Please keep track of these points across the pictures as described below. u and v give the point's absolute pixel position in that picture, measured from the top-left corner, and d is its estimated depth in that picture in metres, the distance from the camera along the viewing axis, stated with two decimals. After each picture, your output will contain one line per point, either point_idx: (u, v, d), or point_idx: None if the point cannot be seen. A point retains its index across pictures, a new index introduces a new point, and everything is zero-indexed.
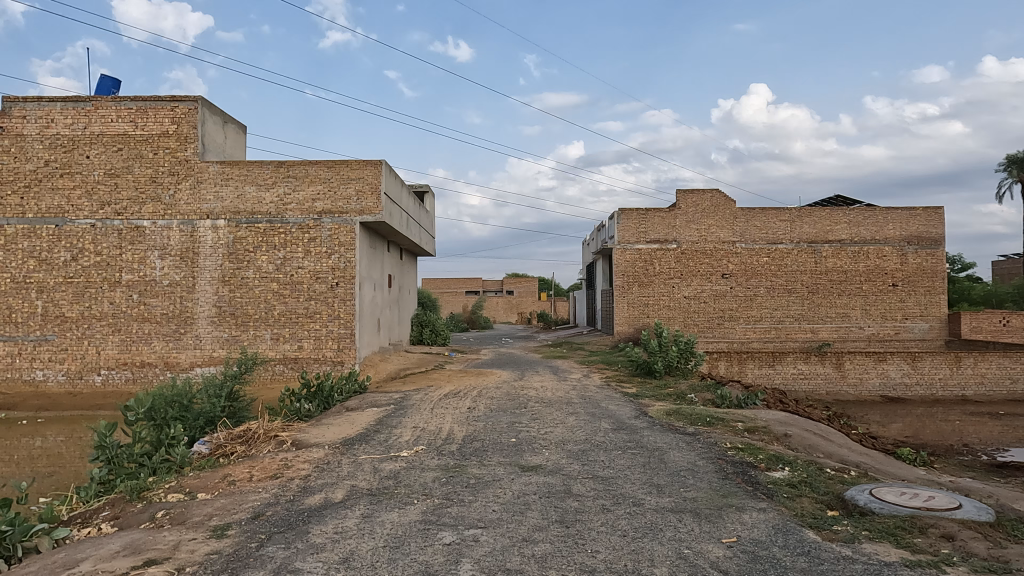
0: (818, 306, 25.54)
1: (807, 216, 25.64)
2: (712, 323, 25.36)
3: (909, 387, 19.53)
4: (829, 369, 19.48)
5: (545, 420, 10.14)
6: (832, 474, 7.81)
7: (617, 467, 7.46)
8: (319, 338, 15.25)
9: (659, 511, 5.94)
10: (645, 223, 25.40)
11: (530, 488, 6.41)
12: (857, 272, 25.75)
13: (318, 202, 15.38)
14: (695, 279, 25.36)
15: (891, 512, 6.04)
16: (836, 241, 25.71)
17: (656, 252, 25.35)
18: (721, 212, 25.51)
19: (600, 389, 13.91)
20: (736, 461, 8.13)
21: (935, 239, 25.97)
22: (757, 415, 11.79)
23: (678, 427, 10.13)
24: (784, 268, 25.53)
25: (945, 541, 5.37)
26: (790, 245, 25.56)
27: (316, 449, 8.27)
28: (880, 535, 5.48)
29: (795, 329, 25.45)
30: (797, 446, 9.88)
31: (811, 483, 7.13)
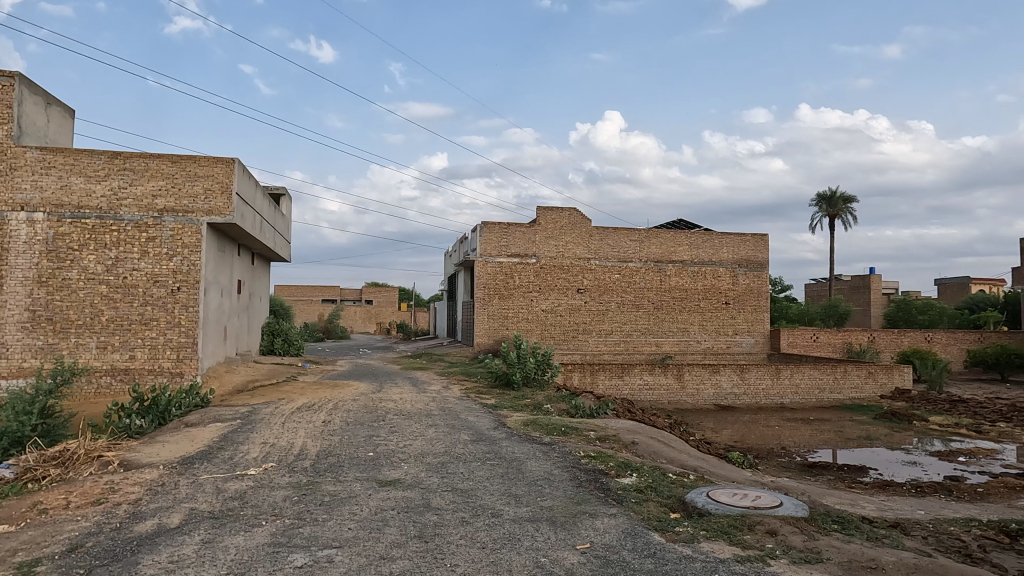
0: (662, 321, 27.47)
1: (654, 237, 27.53)
2: (567, 336, 26.35)
3: (738, 396, 21.52)
4: (671, 380, 20.96)
5: (404, 433, 9.95)
6: (674, 479, 8.39)
7: (475, 478, 7.49)
8: (154, 348, 13.93)
9: (517, 521, 6.03)
10: (506, 236, 25.83)
11: (388, 504, 6.25)
12: (696, 290, 28.03)
13: (159, 199, 14.10)
14: (552, 293, 26.25)
15: (725, 511, 6.59)
16: (679, 261, 27.84)
17: (516, 266, 25.90)
18: (577, 230, 26.67)
19: (460, 401, 13.93)
20: (589, 468, 8.48)
21: (761, 263, 28.96)
22: (607, 424, 12.42)
23: (535, 438, 10.39)
24: (633, 285, 27.19)
25: (769, 536, 5.95)
26: (639, 263, 27.28)
27: (149, 470, 7.51)
28: (715, 534, 5.96)
29: (642, 342, 27.15)
30: (643, 452, 10.52)
31: (656, 488, 7.61)
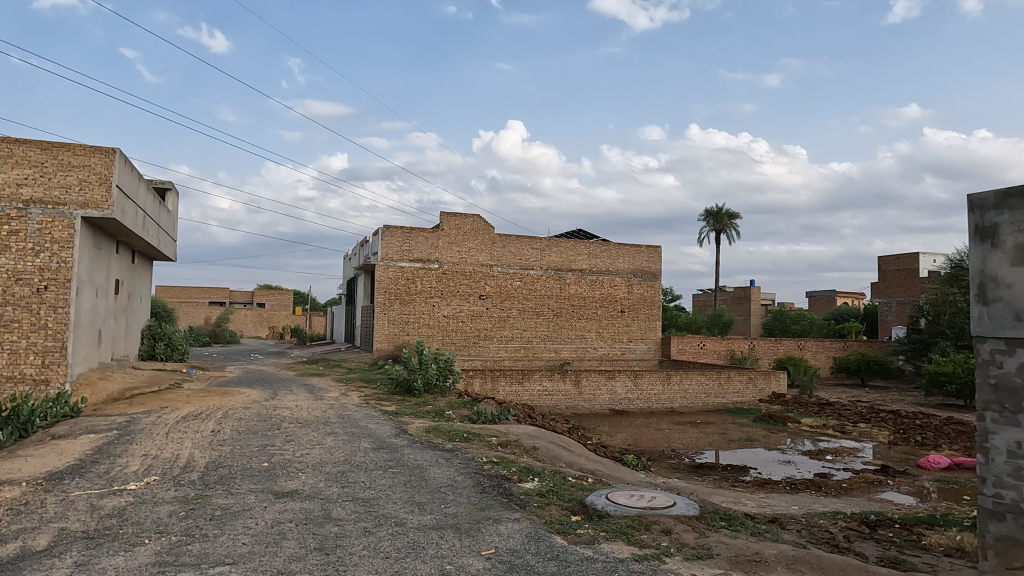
0: (561, 328, 28.11)
1: (554, 246, 28.14)
2: (468, 342, 26.38)
3: (632, 401, 22.37)
4: (569, 386, 21.48)
5: (301, 442, 9.58)
6: (574, 482, 8.60)
7: (378, 487, 7.32)
8: (15, 352, 12.62)
9: (421, 529, 5.96)
10: (408, 241, 25.45)
11: (286, 516, 5.99)
12: (594, 298, 28.91)
13: (24, 188, 12.81)
14: (454, 299, 26.19)
15: (623, 512, 6.83)
16: (578, 270, 28.62)
17: (419, 271, 25.59)
18: (480, 237, 26.79)
19: (359, 408, 13.59)
20: (491, 474, 8.52)
21: (654, 273, 30.33)
22: (509, 430, 12.54)
23: (437, 444, 10.31)
24: (533, 292, 27.65)
25: (664, 535, 6.22)
26: (540, 271, 27.79)
27: (9, 488, 6.78)
28: (615, 534, 6.16)
29: (542, 349, 27.65)
30: (543, 457, 10.70)
31: (558, 492, 7.76)
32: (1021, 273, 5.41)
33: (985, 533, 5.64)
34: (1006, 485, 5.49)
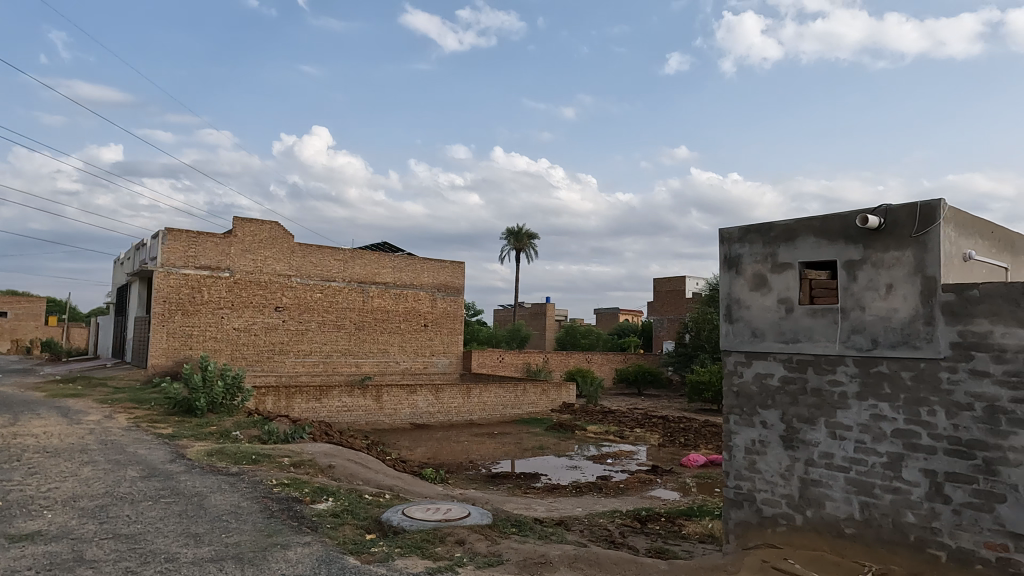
0: (363, 342, 27.50)
1: (358, 257, 27.53)
2: (261, 356, 24.69)
3: (433, 415, 22.53)
4: (369, 401, 21.04)
5: (49, 474, 8.23)
6: (370, 500, 8.44)
7: (146, 521, 6.55)
8: None
9: (197, 563, 5.44)
10: (195, 246, 23.19)
11: (24, 563, 5.11)
12: (397, 312, 28.74)
13: None
14: (246, 311, 24.39)
15: (419, 527, 6.84)
16: (382, 283, 28.28)
17: (206, 279, 23.40)
18: (278, 245, 25.32)
19: (127, 432, 12.04)
20: (281, 497, 8.04)
21: (457, 288, 31.00)
22: (303, 449, 11.96)
23: (220, 469, 9.49)
24: (335, 305, 26.74)
25: (458, 546, 6.35)
26: (342, 283, 26.98)
27: None
28: (410, 549, 6.16)
29: (342, 363, 26.78)
30: (339, 476, 10.36)
31: (352, 511, 7.57)
32: (757, 297, 6.44)
33: (728, 520, 6.56)
34: (743, 477, 6.44)
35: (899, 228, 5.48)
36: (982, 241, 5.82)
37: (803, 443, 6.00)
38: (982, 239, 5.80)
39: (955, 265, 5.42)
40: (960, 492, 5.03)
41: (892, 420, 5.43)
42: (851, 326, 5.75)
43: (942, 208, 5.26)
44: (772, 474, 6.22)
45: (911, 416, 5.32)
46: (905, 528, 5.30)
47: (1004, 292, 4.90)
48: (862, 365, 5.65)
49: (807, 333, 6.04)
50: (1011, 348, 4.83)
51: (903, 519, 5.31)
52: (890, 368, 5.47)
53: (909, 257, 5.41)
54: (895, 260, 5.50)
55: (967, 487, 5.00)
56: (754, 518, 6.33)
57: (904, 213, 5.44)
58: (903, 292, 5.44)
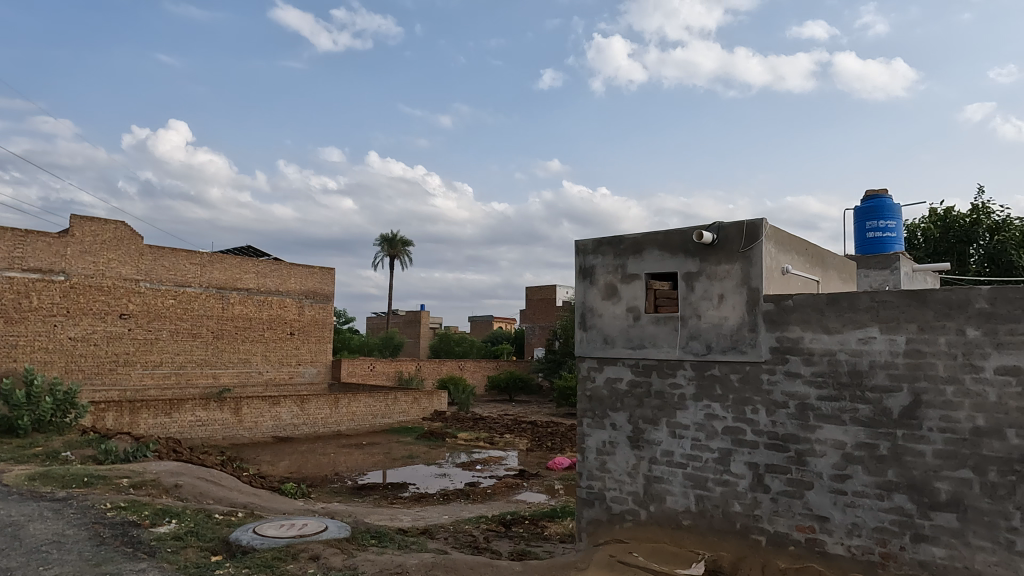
0: (221, 351, 25.84)
1: (217, 262, 25.90)
2: (102, 368, 22.47)
3: (298, 427, 21.58)
4: (227, 415, 19.80)
5: None
6: (219, 519, 7.96)
7: None
8: None
9: None
10: (22, 246, 20.69)
11: None
12: (260, 320, 27.32)
13: None
14: (84, 318, 22.12)
15: (270, 545, 6.54)
16: (244, 289, 26.76)
17: (36, 283, 20.93)
18: (125, 247, 23.22)
19: None
20: (115, 522, 7.37)
21: (326, 295, 30.02)
22: (146, 468, 11.03)
23: (44, 494, 8.53)
24: (190, 312, 24.93)
25: (311, 562, 6.15)
26: (198, 289, 25.22)
27: None
28: (259, 569, 5.87)
29: (197, 374, 24.99)
30: (187, 495, 9.67)
31: (198, 532, 7.09)
32: (608, 306, 6.82)
33: (581, 518, 6.87)
34: (595, 477, 6.77)
35: (730, 243, 6.05)
36: (797, 257, 6.57)
37: (647, 443, 6.42)
38: (797, 256, 6.56)
39: (775, 277, 6.07)
40: (777, 481, 5.60)
41: (723, 418, 5.95)
42: (689, 332, 6.24)
43: (764, 226, 5.88)
44: (620, 473, 6.59)
45: (738, 414, 5.86)
46: (733, 516, 5.83)
47: (814, 302, 5.56)
48: (698, 369, 6.14)
49: (651, 340, 6.47)
50: (818, 351, 5.48)
51: (731, 508, 5.83)
52: (721, 371, 6.00)
53: (737, 270, 5.98)
54: (726, 272, 6.06)
55: (783, 476, 5.57)
56: (605, 515, 6.68)
57: (733, 230, 6.02)
58: (733, 301, 6.00)
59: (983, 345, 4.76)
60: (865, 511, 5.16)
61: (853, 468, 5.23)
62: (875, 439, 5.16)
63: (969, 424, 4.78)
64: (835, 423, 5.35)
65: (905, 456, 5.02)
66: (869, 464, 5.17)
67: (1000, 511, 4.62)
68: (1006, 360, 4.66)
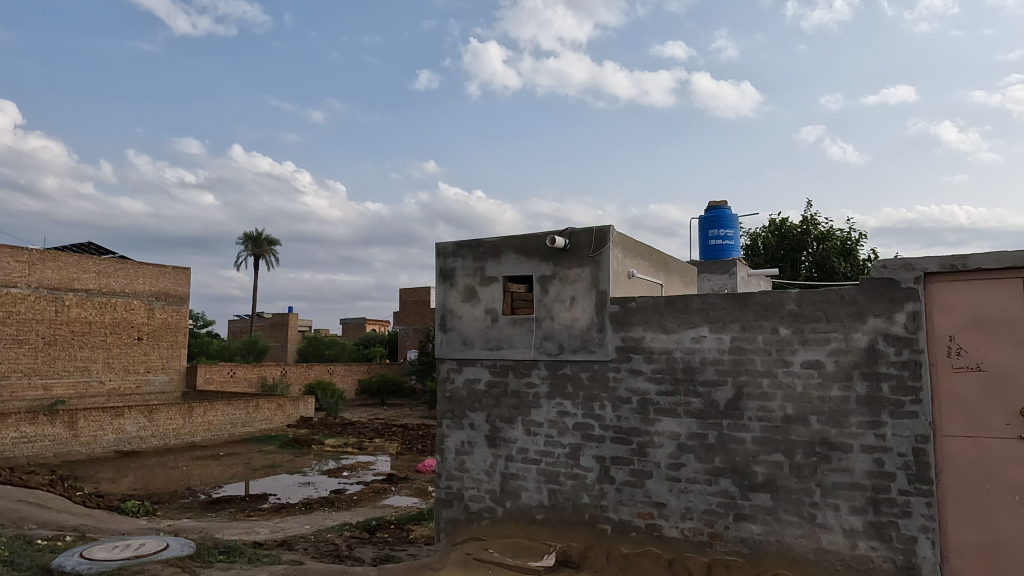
0: (54, 359, 23.29)
1: (50, 260, 23.32)
2: None
3: (145, 440, 19.89)
4: (59, 429, 17.87)
5: None
6: (40, 545, 7.18)
7: None
8: None
9: None
10: None
11: None
12: (102, 324, 24.94)
13: None
14: None
15: (98, 569, 6.00)
16: (82, 290, 24.28)
17: None
18: None
19: None
20: None
21: (180, 297, 27.98)
22: None
23: None
24: (15, 316, 22.23)
25: None
26: (26, 290, 22.55)
27: None
28: None
29: (23, 385, 22.36)
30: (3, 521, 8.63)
31: (12, 561, 6.36)
32: (468, 308, 7.00)
33: (440, 519, 6.94)
34: (454, 477, 6.88)
35: (580, 248, 6.40)
36: (641, 262, 7.06)
37: (504, 441, 6.61)
38: (642, 261, 7.06)
39: (622, 281, 6.49)
40: (621, 472, 5.98)
41: (574, 415, 6.26)
42: (543, 333, 6.51)
43: (612, 233, 6.28)
44: (478, 472, 6.74)
45: (587, 410, 6.19)
46: (582, 507, 6.14)
47: (654, 304, 5.99)
48: (551, 368, 6.42)
49: (508, 341, 6.69)
50: (658, 349, 5.92)
51: (580, 500, 6.14)
52: (572, 369, 6.31)
53: (587, 274, 6.33)
54: (577, 275, 6.40)
55: (626, 467, 5.96)
56: (463, 514, 6.80)
57: (584, 236, 6.37)
58: (583, 303, 6.34)
59: (792, 342, 5.38)
60: (696, 496, 5.64)
61: (686, 457, 5.70)
62: (704, 429, 5.65)
63: (781, 412, 5.37)
64: (671, 416, 5.80)
65: (730, 443, 5.54)
66: (699, 452, 5.65)
67: (805, 488, 5.23)
68: (810, 355, 5.30)
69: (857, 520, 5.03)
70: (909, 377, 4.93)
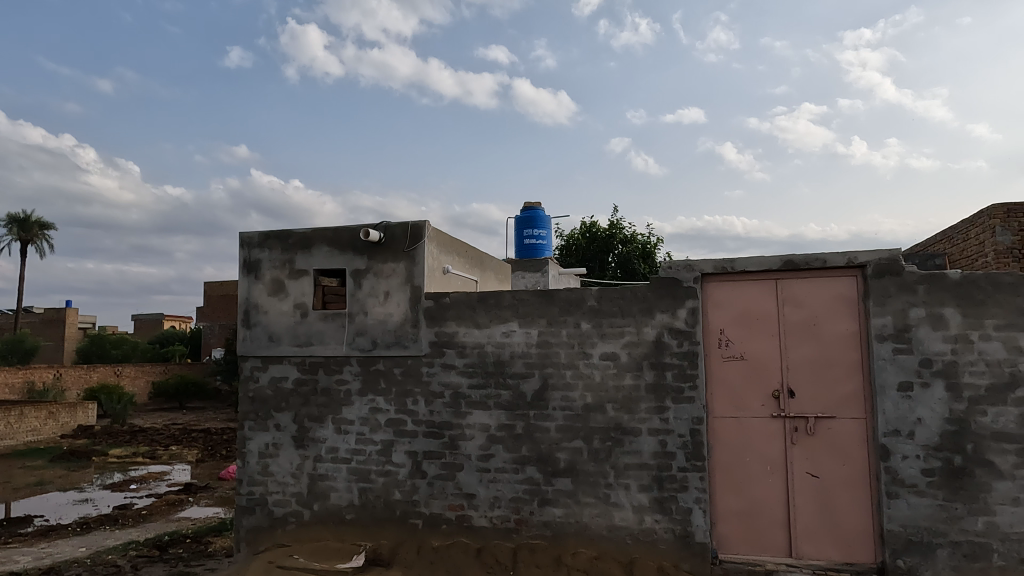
0: None
1: None
2: None
3: None
4: None
5: None
6: None
7: None
8: None
9: None
10: None
11: None
12: None
13: None
14: None
15: None
16: None
17: None
18: None
19: None
20: None
21: None
22: None
23: None
24: None
25: None
26: None
27: None
28: None
29: None
30: None
31: None
32: (274, 302, 6.70)
33: (240, 528, 6.51)
34: (256, 482, 6.49)
35: (395, 243, 6.37)
36: (457, 258, 7.19)
37: (312, 441, 6.36)
38: (457, 257, 7.17)
39: (437, 276, 6.56)
40: (433, 466, 6.03)
41: (386, 411, 6.19)
42: (355, 329, 6.38)
43: (426, 228, 6.33)
44: (283, 475, 6.43)
45: (400, 406, 6.16)
46: (393, 504, 6.10)
47: (467, 300, 6.10)
48: (363, 365, 6.31)
49: (318, 337, 6.48)
50: (470, 344, 6.06)
51: (392, 497, 6.09)
52: (385, 365, 6.25)
53: (402, 268, 6.32)
54: (392, 270, 6.36)
55: (438, 461, 6.02)
56: (266, 521, 6.44)
57: (399, 231, 6.36)
58: (397, 298, 6.32)
59: (592, 336, 5.79)
60: (504, 485, 5.85)
61: (496, 447, 5.90)
62: (513, 421, 5.89)
63: (582, 401, 5.75)
64: (482, 409, 5.97)
65: (536, 432, 5.82)
66: (508, 443, 5.87)
67: (601, 471, 5.65)
68: (608, 347, 5.74)
69: (644, 497, 5.54)
70: (688, 366, 5.53)
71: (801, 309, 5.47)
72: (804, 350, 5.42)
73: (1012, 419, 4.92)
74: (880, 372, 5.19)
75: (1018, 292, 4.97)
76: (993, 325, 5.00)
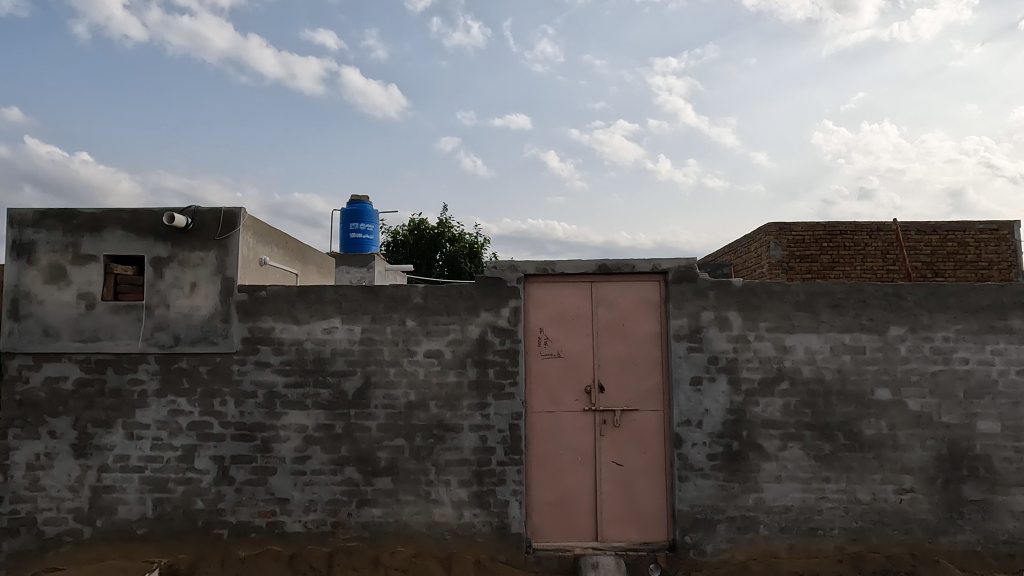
0: None
1: None
2: None
3: None
4: None
5: None
6: None
7: None
8: None
9: None
10: None
11: None
12: None
13: None
14: None
15: None
16: None
17: None
18: None
19: None
20: None
21: None
22: None
23: None
24: None
25: None
26: None
27: None
28: None
29: None
30: None
31: None
32: (53, 290, 5.82)
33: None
34: (22, 499, 5.61)
35: (205, 229, 5.87)
36: (275, 249, 6.78)
37: (96, 450, 5.63)
38: (275, 248, 6.75)
39: (252, 268, 6.13)
40: (242, 471, 5.62)
41: (188, 413, 5.66)
42: (155, 323, 5.77)
43: (241, 216, 5.91)
44: (58, 489, 5.61)
45: (205, 408, 5.66)
46: (193, 515, 5.59)
47: (285, 293, 5.77)
48: (162, 362, 5.71)
49: (107, 331, 5.75)
50: (288, 341, 5.74)
51: (193, 507, 5.59)
52: (189, 363, 5.71)
53: (212, 258, 5.82)
54: (200, 260, 5.83)
55: (248, 466, 5.62)
56: (33, 543, 5.57)
57: (210, 217, 5.87)
58: (205, 290, 5.80)
59: (416, 333, 5.76)
60: (321, 487, 5.62)
61: (312, 449, 5.65)
62: (332, 420, 5.68)
63: (405, 399, 5.71)
64: (298, 408, 5.68)
65: (356, 431, 5.67)
66: (326, 443, 5.65)
67: (421, 469, 5.65)
68: (432, 345, 5.75)
69: (463, 492, 5.63)
70: (509, 363, 5.72)
71: (612, 309, 5.90)
72: (613, 348, 5.86)
73: (777, 408, 5.73)
74: (676, 367, 5.76)
75: (785, 298, 5.79)
76: (766, 327, 5.78)
